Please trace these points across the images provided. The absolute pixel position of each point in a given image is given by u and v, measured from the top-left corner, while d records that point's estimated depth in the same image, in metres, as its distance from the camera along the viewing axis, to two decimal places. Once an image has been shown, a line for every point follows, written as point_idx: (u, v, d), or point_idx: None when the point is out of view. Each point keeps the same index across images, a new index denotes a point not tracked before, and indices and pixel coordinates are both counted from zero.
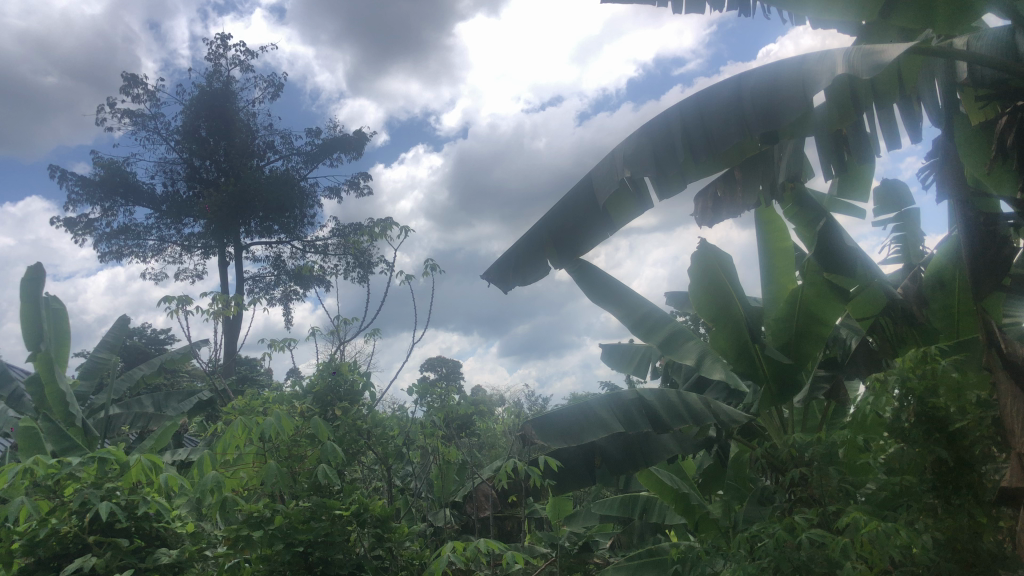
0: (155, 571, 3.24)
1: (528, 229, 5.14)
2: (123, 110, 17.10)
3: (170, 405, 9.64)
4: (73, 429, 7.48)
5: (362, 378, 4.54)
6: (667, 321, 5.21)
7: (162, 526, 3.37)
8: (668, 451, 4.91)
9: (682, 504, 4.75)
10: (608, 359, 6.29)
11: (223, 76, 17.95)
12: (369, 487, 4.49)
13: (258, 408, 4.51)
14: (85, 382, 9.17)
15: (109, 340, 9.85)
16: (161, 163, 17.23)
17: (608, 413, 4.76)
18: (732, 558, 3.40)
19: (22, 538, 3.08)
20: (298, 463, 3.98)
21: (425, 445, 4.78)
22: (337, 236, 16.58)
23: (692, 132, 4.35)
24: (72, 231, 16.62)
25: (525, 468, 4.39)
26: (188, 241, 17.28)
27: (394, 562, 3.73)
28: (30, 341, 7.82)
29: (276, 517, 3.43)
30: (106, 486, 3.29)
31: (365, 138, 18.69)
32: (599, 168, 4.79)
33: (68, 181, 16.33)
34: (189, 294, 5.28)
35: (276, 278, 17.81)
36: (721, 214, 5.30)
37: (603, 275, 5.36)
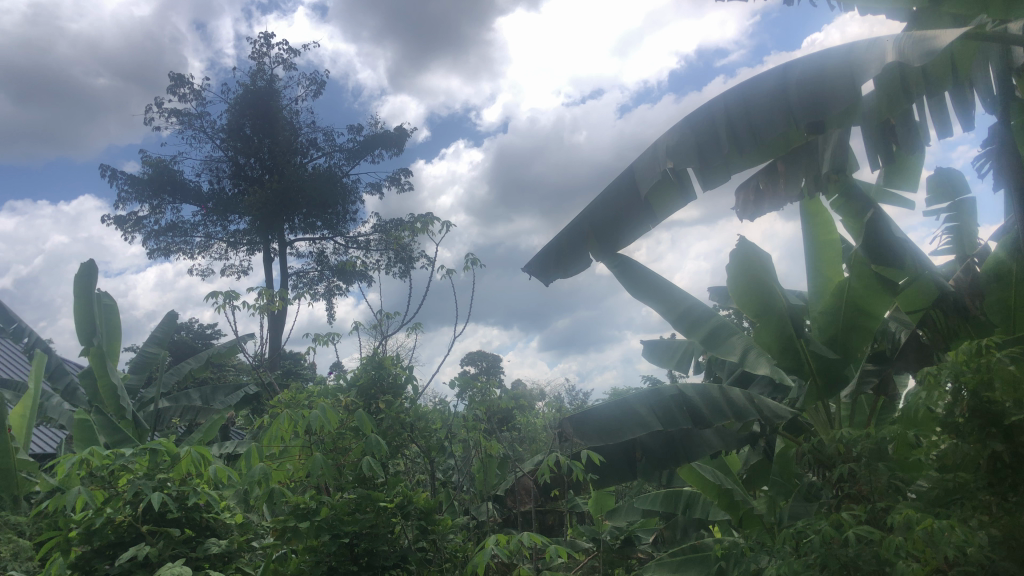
0: (205, 561, 3.30)
1: (570, 222, 5.13)
2: (171, 109, 17.42)
3: (217, 399, 9.83)
4: (125, 422, 7.65)
5: (405, 372, 4.57)
6: (710, 316, 5.16)
7: (212, 516, 3.43)
8: (710, 447, 4.89)
9: (726, 500, 4.68)
10: (649, 354, 6.23)
11: (267, 74, 18.19)
12: (413, 479, 4.53)
13: (303, 401, 4.56)
14: (135, 376, 9.38)
15: (158, 334, 10.06)
16: (207, 161, 17.51)
17: (647, 410, 4.72)
18: (777, 554, 3.36)
19: (79, 527, 3.18)
20: (343, 456, 4.01)
21: (468, 438, 4.81)
22: (379, 232, 16.71)
23: (737, 123, 4.30)
24: (122, 228, 16.99)
25: (569, 463, 4.34)
26: (233, 237, 17.56)
27: (439, 554, 3.77)
28: (83, 335, 8.02)
29: (321, 509, 3.47)
30: (157, 477, 3.36)
31: (406, 134, 18.79)
32: (641, 160, 4.76)
33: (118, 179, 16.69)
34: (236, 290, 5.36)
35: (320, 274, 18.03)
36: (762, 206, 5.40)
37: (644, 269, 5.34)
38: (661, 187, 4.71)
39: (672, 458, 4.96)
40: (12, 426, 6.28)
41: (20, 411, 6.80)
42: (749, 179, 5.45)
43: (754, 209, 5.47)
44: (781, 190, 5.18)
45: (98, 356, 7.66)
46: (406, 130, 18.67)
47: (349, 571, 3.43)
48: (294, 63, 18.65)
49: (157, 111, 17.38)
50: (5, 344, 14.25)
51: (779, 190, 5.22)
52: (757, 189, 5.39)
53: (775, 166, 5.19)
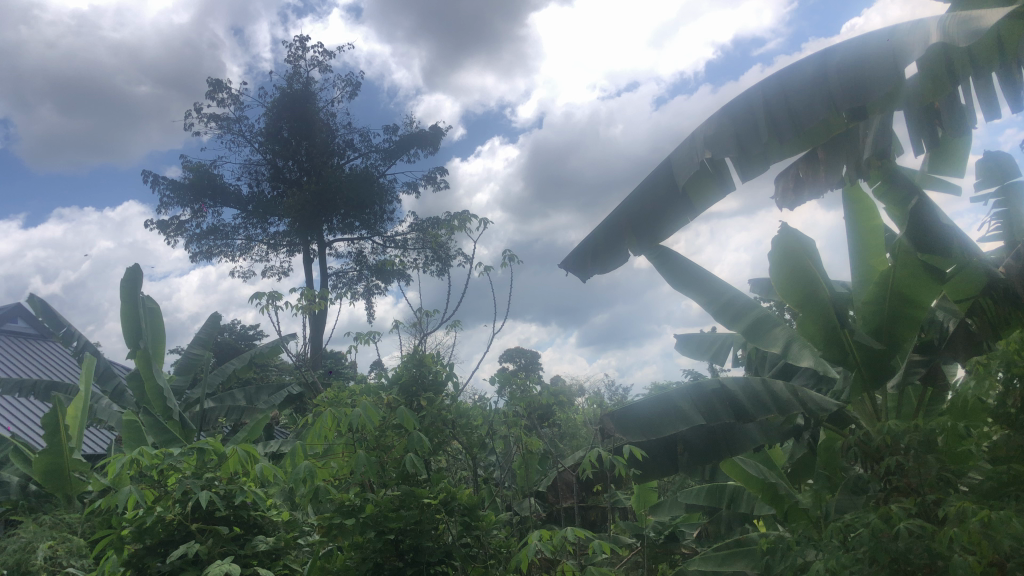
0: (253, 558, 3.36)
1: (607, 216, 5.12)
2: (210, 114, 17.68)
3: (261, 398, 9.99)
4: (171, 422, 7.80)
5: (446, 369, 4.59)
6: (752, 307, 5.10)
7: (259, 513, 3.49)
8: (752, 441, 4.75)
9: (770, 493, 4.65)
10: (685, 347, 6.17)
11: (304, 77, 18.39)
12: (455, 476, 4.55)
13: (346, 400, 4.60)
14: (181, 377, 9.55)
15: (203, 336, 10.23)
16: (246, 165, 17.76)
17: (688, 405, 4.69)
18: (824, 549, 3.32)
19: (131, 525, 3.25)
20: (386, 454, 4.02)
21: (509, 434, 4.80)
22: (416, 231, 16.81)
23: (775, 111, 4.24)
24: (164, 232, 17.30)
25: (610, 458, 4.33)
26: (274, 239, 17.79)
27: (484, 550, 3.76)
28: (131, 338, 8.20)
29: (367, 506, 3.49)
30: (205, 476, 3.42)
31: (441, 132, 18.84)
32: (678, 152, 4.72)
33: (160, 184, 16.99)
34: (278, 290, 5.43)
35: (359, 273, 18.18)
36: (803, 194, 5.44)
37: (684, 261, 5.31)
38: (699, 178, 4.67)
39: (714, 451, 4.88)
40: (64, 427, 6.44)
41: (71, 412, 6.98)
42: (787, 167, 5.48)
43: (795, 197, 5.51)
44: (820, 178, 5.20)
45: (144, 358, 7.80)
46: (441, 129, 18.73)
47: (395, 567, 3.46)
48: (330, 65, 18.81)
49: (197, 117, 17.65)
50: (56, 347, 14.60)
51: (819, 177, 5.24)
52: (796, 177, 5.42)
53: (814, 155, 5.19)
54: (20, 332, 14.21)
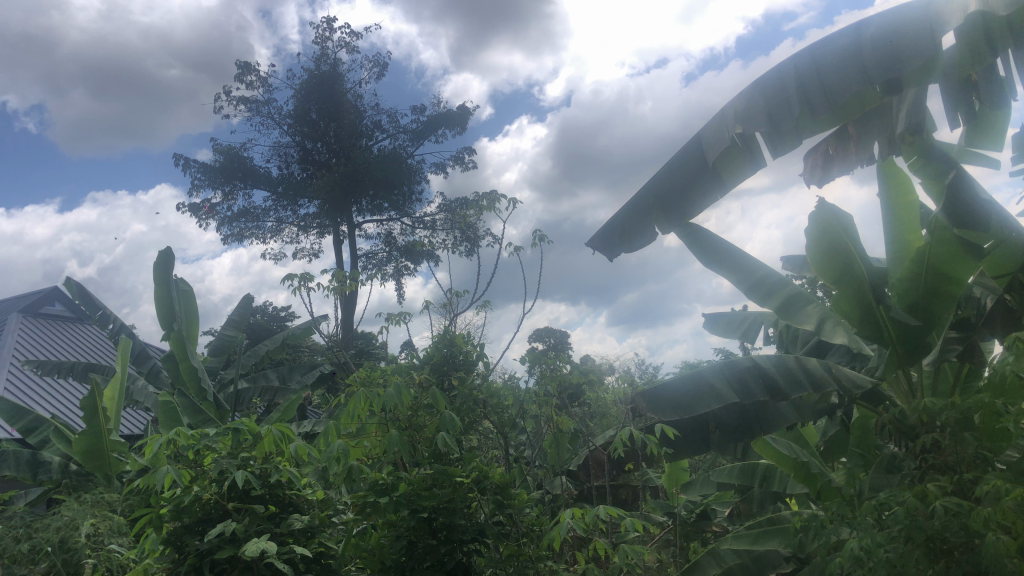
0: (289, 536, 3.42)
1: (635, 194, 5.07)
2: (239, 97, 17.78)
3: (294, 378, 10.10)
4: (206, 403, 7.91)
5: (476, 349, 4.59)
6: (784, 284, 5.03)
7: (295, 492, 3.54)
8: (785, 420, 4.77)
9: (802, 472, 4.59)
10: (714, 327, 6.09)
11: (331, 58, 18.41)
12: (487, 455, 4.57)
13: (377, 380, 4.63)
14: (215, 358, 9.69)
15: (236, 318, 10.34)
16: (275, 147, 17.85)
17: (722, 382, 4.65)
18: (859, 527, 3.30)
19: (169, 504, 3.30)
20: (418, 433, 4.05)
21: (540, 413, 4.80)
22: (444, 211, 16.83)
23: (807, 85, 4.16)
24: (196, 215, 17.47)
25: (642, 436, 4.29)
26: (304, 221, 17.91)
27: (516, 528, 3.74)
28: (165, 320, 8.32)
29: (400, 485, 3.52)
30: (240, 456, 3.47)
31: (469, 111, 18.78)
32: (707, 128, 4.66)
33: (191, 168, 17.15)
34: (309, 272, 5.46)
35: (388, 254, 18.26)
36: (831, 170, 5.62)
37: (714, 238, 5.26)
38: (729, 155, 4.60)
39: (745, 429, 4.92)
40: (103, 409, 6.56)
41: (109, 393, 7.10)
42: (816, 144, 5.65)
43: (823, 174, 5.70)
44: (850, 155, 5.38)
45: (178, 340, 7.90)
46: (469, 109, 18.68)
47: (428, 544, 3.49)
48: (357, 46, 18.80)
49: (226, 100, 17.76)
50: (93, 330, 14.85)
51: (848, 154, 5.41)
52: (826, 154, 5.60)
53: (843, 131, 5.37)
54: (59, 316, 14.47)
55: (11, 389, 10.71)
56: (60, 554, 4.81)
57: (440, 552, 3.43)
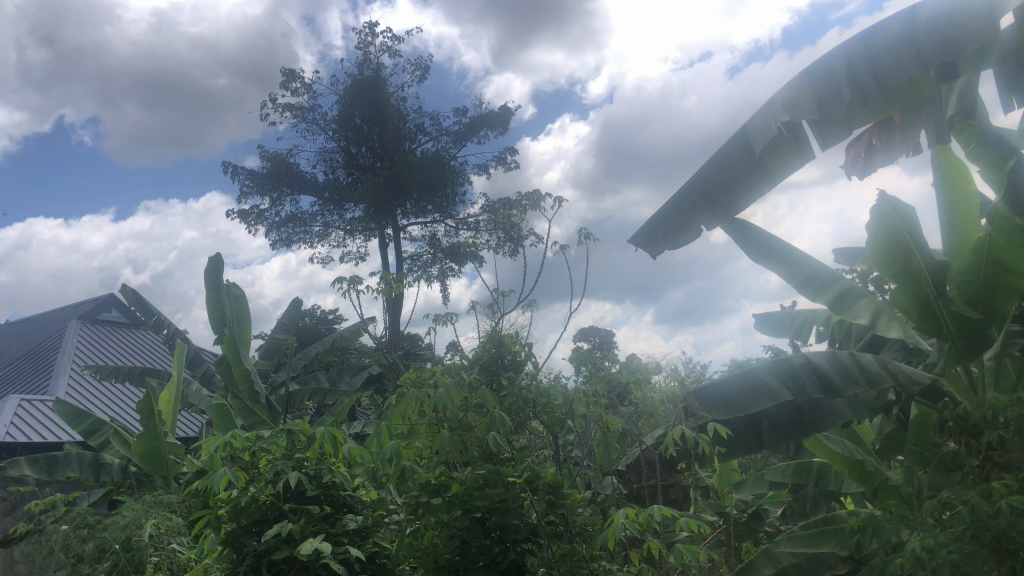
0: (344, 536, 3.47)
1: (680, 189, 5.02)
2: (285, 104, 18.03)
3: (343, 380, 10.19)
4: (259, 405, 8.04)
5: (525, 349, 4.58)
6: (837, 279, 4.92)
7: (348, 493, 3.59)
8: (841, 417, 4.65)
9: (858, 471, 4.49)
10: (763, 327, 5.96)
11: (374, 63, 18.58)
12: (538, 455, 4.54)
13: (426, 381, 4.65)
14: (266, 361, 9.85)
15: (285, 321, 10.49)
16: (321, 153, 18.08)
17: (776, 380, 4.58)
18: (920, 527, 3.22)
19: (227, 506, 3.35)
20: (468, 433, 4.05)
21: (589, 414, 4.77)
22: (488, 212, 16.86)
23: (858, 72, 4.07)
24: (245, 221, 17.76)
25: (694, 435, 4.22)
26: (350, 225, 18.10)
27: (569, 528, 3.70)
28: (217, 325, 8.48)
29: (452, 485, 3.53)
30: (295, 457, 3.52)
31: (510, 112, 18.79)
32: (754, 121, 4.58)
33: (240, 174, 17.45)
34: (358, 274, 5.50)
35: (433, 256, 18.34)
36: (874, 161, 5.51)
37: (761, 233, 5.18)
38: (776, 146, 4.51)
39: (796, 426, 4.87)
40: (159, 413, 6.70)
41: (165, 397, 7.25)
42: (859, 135, 5.55)
43: (863, 165, 5.60)
44: (893, 145, 5.27)
45: (231, 344, 8.04)
46: (511, 109, 18.68)
47: (482, 544, 3.47)
48: (399, 50, 18.93)
49: (272, 107, 18.01)
50: (149, 335, 15.20)
51: (892, 145, 5.30)
52: (868, 144, 5.49)
53: (887, 120, 5.27)
54: (115, 321, 14.84)
55: (71, 393, 11.00)
56: (123, 553, 4.93)
57: (494, 552, 3.41)
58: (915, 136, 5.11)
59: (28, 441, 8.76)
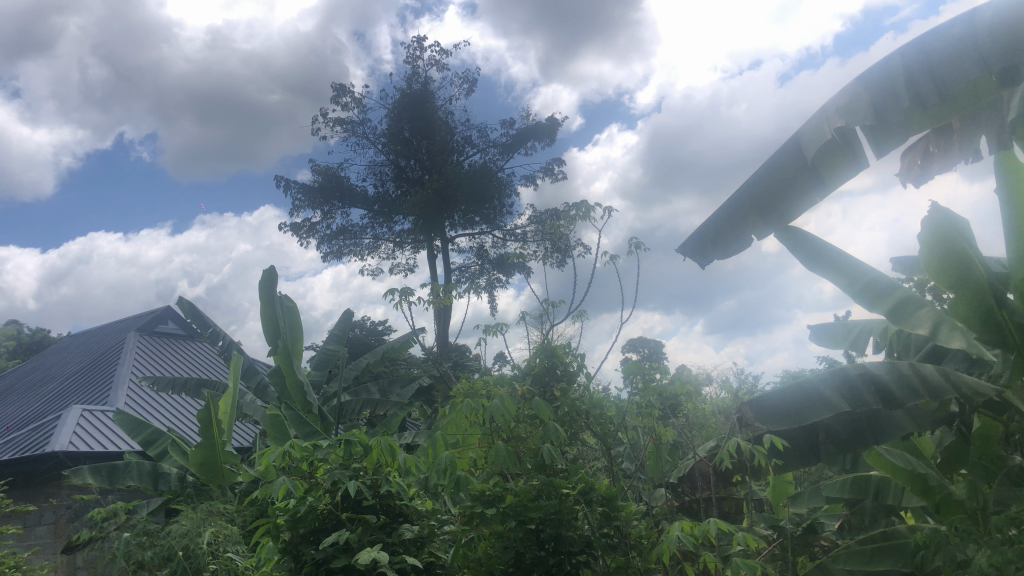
0: (399, 546, 3.50)
1: (732, 196, 4.97)
2: (336, 118, 18.31)
3: (394, 391, 10.25)
4: (312, 415, 8.14)
5: (576, 360, 4.56)
6: (895, 288, 4.79)
7: (405, 503, 3.61)
8: (901, 428, 4.54)
9: (920, 485, 4.24)
10: (819, 338, 5.85)
11: (422, 77, 18.79)
12: (591, 466, 4.53)
13: (479, 391, 4.66)
14: (318, 372, 9.99)
15: (337, 332, 10.62)
16: (371, 166, 18.31)
17: (833, 392, 4.52)
18: (989, 544, 3.13)
19: (286, 514, 3.41)
20: (520, 444, 4.07)
21: (640, 426, 4.71)
22: (535, 223, 16.85)
23: (917, 76, 3.97)
24: (298, 234, 18.06)
25: (750, 448, 4.13)
26: (399, 237, 18.27)
27: (623, 540, 3.66)
28: (270, 336, 8.63)
29: (506, 496, 3.54)
30: (352, 467, 3.57)
31: (558, 123, 18.81)
32: (805, 127, 4.51)
33: (292, 189, 17.77)
34: (410, 285, 5.56)
35: (481, 268, 18.39)
36: (931, 169, 5.38)
37: (818, 241, 5.09)
38: (828, 153, 4.43)
39: (858, 438, 4.73)
40: (216, 422, 6.83)
41: (222, 407, 7.39)
42: (916, 141, 5.42)
43: (920, 171, 5.47)
44: (952, 151, 5.14)
45: (284, 354, 8.18)
46: (558, 120, 18.70)
47: (536, 556, 3.45)
48: (447, 63, 19.11)
49: (323, 121, 18.31)
50: (204, 347, 15.53)
51: (951, 150, 5.17)
52: (926, 151, 5.37)
53: (946, 125, 5.14)
54: (173, 334, 15.18)
55: (131, 403, 11.29)
56: (182, 561, 5.04)
57: (549, 563, 3.39)
58: (975, 142, 4.97)
59: (90, 450, 8.98)
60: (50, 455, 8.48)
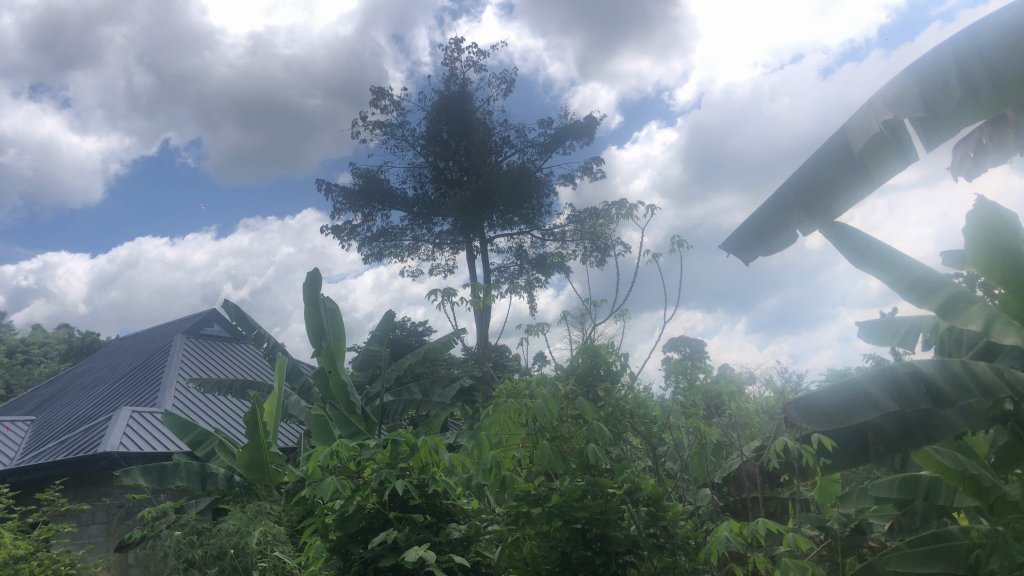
0: (446, 545, 3.52)
1: (776, 191, 4.91)
2: (375, 122, 18.47)
3: (436, 391, 10.31)
4: (355, 416, 8.22)
5: (620, 360, 4.54)
6: (945, 284, 4.65)
7: (451, 502, 3.64)
8: (952, 428, 4.44)
9: (972, 485, 4.07)
10: (867, 335, 5.73)
11: (460, 79, 18.88)
12: (635, 466, 4.51)
13: (522, 391, 4.67)
14: (361, 373, 10.08)
15: (379, 333, 10.71)
16: (410, 169, 18.44)
17: (878, 391, 4.45)
18: None
19: (334, 513, 3.46)
20: (565, 443, 4.10)
21: (684, 425, 4.67)
22: (574, 222, 16.81)
23: (970, 67, 3.89)
24: (339, 237, 18.26)
25: (797, 447, 4.06)
26: (439, 239, 18.37)
27: (670, 541, 3.61)
28: (315, 338, 8.74)
29: (552, 495, 3.52)
30: (398, 466, 3.60)
31: (596, 122, 18.75)
32: (851, 121, 4.44)
33: (333, 192, 17.97)
34: (452, 286, 5.60)
35: (520, 268, 18.41)
36: (984, 161, 5.25)
37: (863, 237, 5.00)
38: (875, 147, 4.34)
39: (908, 437, 4.65)
40: (262, 424, 6.92)
41: (268, 408, 7.48)
42: (968, 133, 5.30)
43: (974, 163, 5.34)
44: (1006, 143, 5.01)
45: (328, 355, 8.26)
46: (596, 119, 18.64)
47: (582, 557, 3.44)
48: (484, 64, 19.16)
49: (363, 125, 18.48)
50: (249, 348, 15.78)
51: (1005, 143, 5.04)
52: (978, 144, 5.24)
53: (999, 116, 5.01)
54: (218, 336, 15.45)
55: (179, 404, 11.51)
56: (232, 559, 5.12)
57: (595, 563, 3.38)
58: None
59: (140, 451, 9.16)
60: (103, 456, 8.65)
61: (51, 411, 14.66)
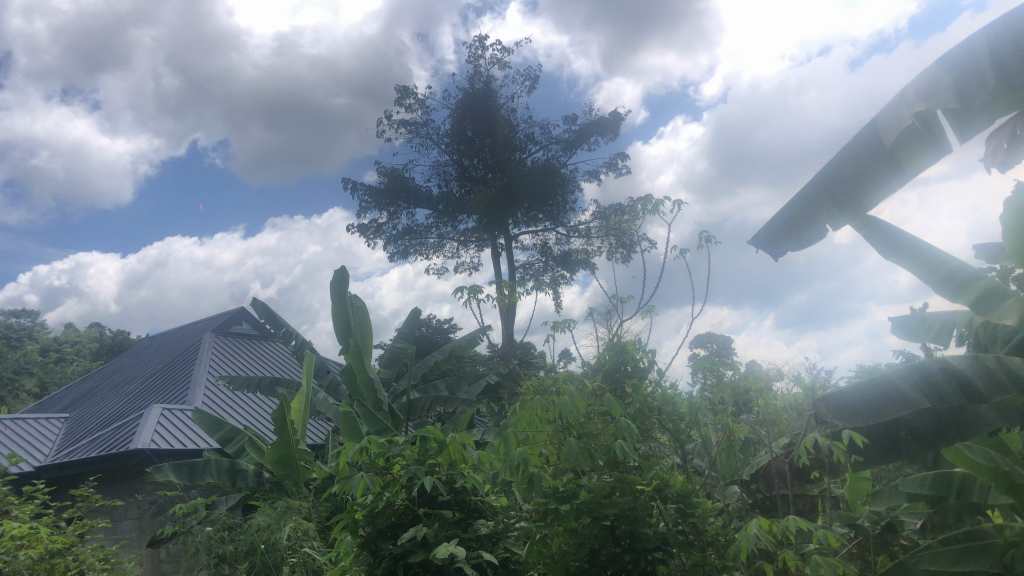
0: (476, 541, 3.53)
1: (806, 185, 4.88)
2: (400, 120, 18.54)
3: (461, 388, 10.33)
4: (383, 413, 8.26)
5: (647, 356, 4.52)
6: (979, 278, 4.57)
7: (479, 499, 3.66)
8: (988, 424, 4.41)
9: (1006, 483, 3.93)
10: (899, 332, 5.69)
11: (484, 76, 18.88)
12: (663, 463, 4.49)
13: (549, 388, 4.66)
14: (387, 370, 10.13)
15: (405, 330, 10.75)
16: (435, 166, 18.49)
17: (910, 388, 4.40)
18: None
19: (364, 509, 3.50)
20: (592, 440, 4.10)
21: (712, 422, 4.64)
22: (599, 218, 16.76)
23: (1004, 57, 3.82)
24: (365, 235, 18.35)
25: (827, 444, 4.01)
26: (464, 236, 18.41)
27: (700, 537, 3.58)
28: (342, 335, 8.80)
29: (580, 492, 3.54)
30: (427, 462, 3.61)
31: (620, 117, 18.67)
32: (882, 114, 4.39)
33: (359, 190, 18.07)
34: (478, 283, 5.61)
35: (545, 264, 18.39)
36: (1018, 153, 5.15)
37: (895, 229, 4.95)
38: (907, 139, 4.29)
39: (943, 435, 4.64)
40: (291, 421, 6.98)
41: (296, 405, 7.53)
42: (1002, 123, 5.20)
43: (1006, 156, 5.23)
44: None
45: (355, 353, 8.30)
46: (621, 115, 18.56)
47: (612, 553, 3.46)
48: (508, 61, 19.14)
49: (388, 123, 18.55)
50: (276, 346, 15.92)
51: None
52: (1012, 135, 5.14)
53: None
54: (247, 334, 15.60)
55: (208, 402, 11.64)
56: (262, 555, 5.17)
57: (624, 560, 3.39)
58: None
59: (171, 448, 9.28)
60: (135, 452, 8.77)
61: (84, 408, 14.90)
